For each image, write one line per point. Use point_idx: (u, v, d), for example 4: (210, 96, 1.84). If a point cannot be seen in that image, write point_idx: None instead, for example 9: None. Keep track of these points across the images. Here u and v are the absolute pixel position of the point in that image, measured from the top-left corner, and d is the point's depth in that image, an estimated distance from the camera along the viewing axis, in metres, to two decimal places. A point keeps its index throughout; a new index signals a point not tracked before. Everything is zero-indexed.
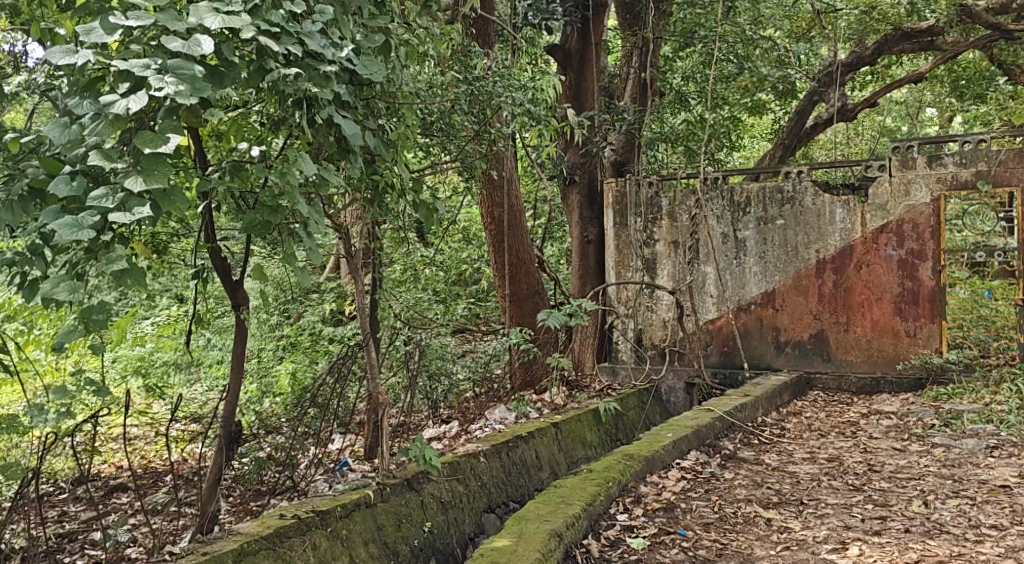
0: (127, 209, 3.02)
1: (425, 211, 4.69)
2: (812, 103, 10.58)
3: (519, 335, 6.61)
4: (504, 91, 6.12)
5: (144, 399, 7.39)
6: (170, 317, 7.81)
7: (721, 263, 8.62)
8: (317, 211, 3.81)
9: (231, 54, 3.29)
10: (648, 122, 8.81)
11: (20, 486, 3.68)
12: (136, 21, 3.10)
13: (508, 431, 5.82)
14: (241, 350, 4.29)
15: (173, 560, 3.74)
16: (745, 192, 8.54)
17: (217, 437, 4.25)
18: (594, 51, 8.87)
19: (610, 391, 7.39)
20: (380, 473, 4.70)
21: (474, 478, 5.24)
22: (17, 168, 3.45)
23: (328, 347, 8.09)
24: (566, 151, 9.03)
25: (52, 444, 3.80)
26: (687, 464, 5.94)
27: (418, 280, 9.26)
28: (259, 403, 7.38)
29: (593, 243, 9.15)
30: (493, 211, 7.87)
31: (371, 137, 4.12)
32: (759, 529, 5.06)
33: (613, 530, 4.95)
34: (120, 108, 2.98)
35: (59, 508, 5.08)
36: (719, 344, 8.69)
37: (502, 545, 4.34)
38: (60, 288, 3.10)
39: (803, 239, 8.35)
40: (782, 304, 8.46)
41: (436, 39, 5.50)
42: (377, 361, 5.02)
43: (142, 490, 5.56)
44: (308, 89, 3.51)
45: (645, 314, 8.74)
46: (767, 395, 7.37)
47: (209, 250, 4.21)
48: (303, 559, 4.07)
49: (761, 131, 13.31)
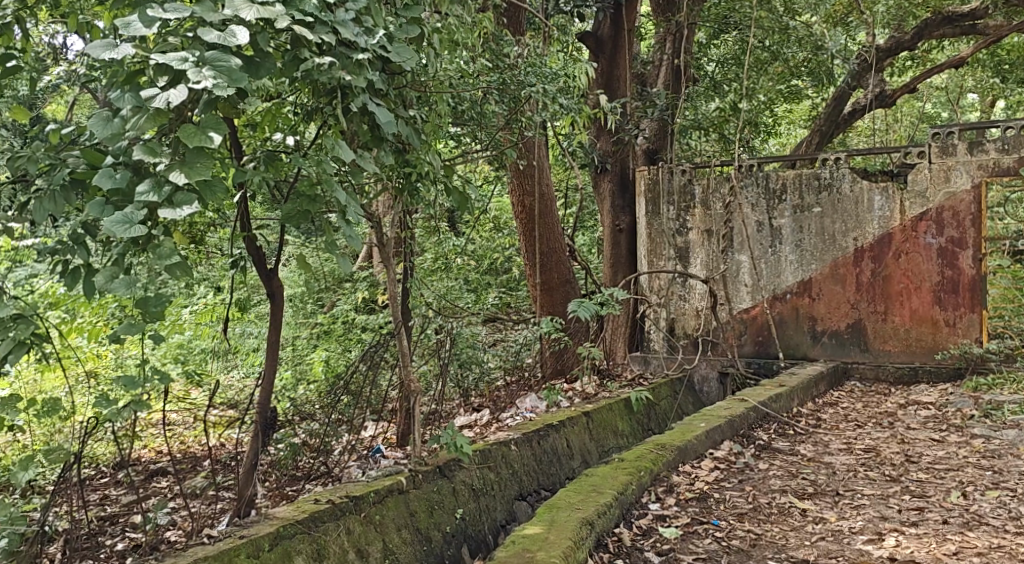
0: (174, 204, 3.03)
1: (458, 199, 4.69)
2: (850, 89, 10.38)
3: (550, 325, 6.58)
4: (536, 81, 6.05)
5: (182, 386, 7.45)
6: (208, 304, 7.87)
7: (756, 252, 8.48)
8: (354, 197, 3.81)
9: (266, 44, 3.29)
10: (681, 109, 8.72)
11: (62, 469, 3.70)
12: (173, 14, 3.11)
13: (539, 419, 5.80)
14: (277, 338, 4.31)
15: (212, 543, 3.77)
16: (781, 179, 8.40)
17: (254, 423, 4.26)
18: (626, 38, 8.77)
19: (642, 380, 7.35)
20: (412, 460, 4.71)
21: (505, 466, 5.23)
22: (57, 158, 3.50)
23: (362, 335, 8.09)
24: (598, 139, 8.88)
25: (93, 428, 3.83)
26: (720, 454, 5.91)
27: (450, 270, 9.27)
28: (295, 390, 7.43)
29: (625, 232, 9.02)
30: (524, 199, 7.83)
31: (404, 125, 4.12)
32: (793, 520, 5.01)
33: (646, 519, 4.94)
34: (161, 103, 3.01)
35: (101, 492, 5.15)
36: (754, 333, 8.55)
37: (534, 533, 4.33)
38: (115, 282, 3.14)
39: (841, 227, 8.22)
40: (819, 293, 8.35)
41: (467, 27, 5.46)
42: (409, 349, 5.01)
43: (182, 474, 5.61)
44: (342, 78, 3.53)
45: (677, 303, 8.66)
46: (802, 385, 7.28)
47: (245, 239, 4.24)
48: (337, 544, 4.09)
49: (798, 118, 13.16)
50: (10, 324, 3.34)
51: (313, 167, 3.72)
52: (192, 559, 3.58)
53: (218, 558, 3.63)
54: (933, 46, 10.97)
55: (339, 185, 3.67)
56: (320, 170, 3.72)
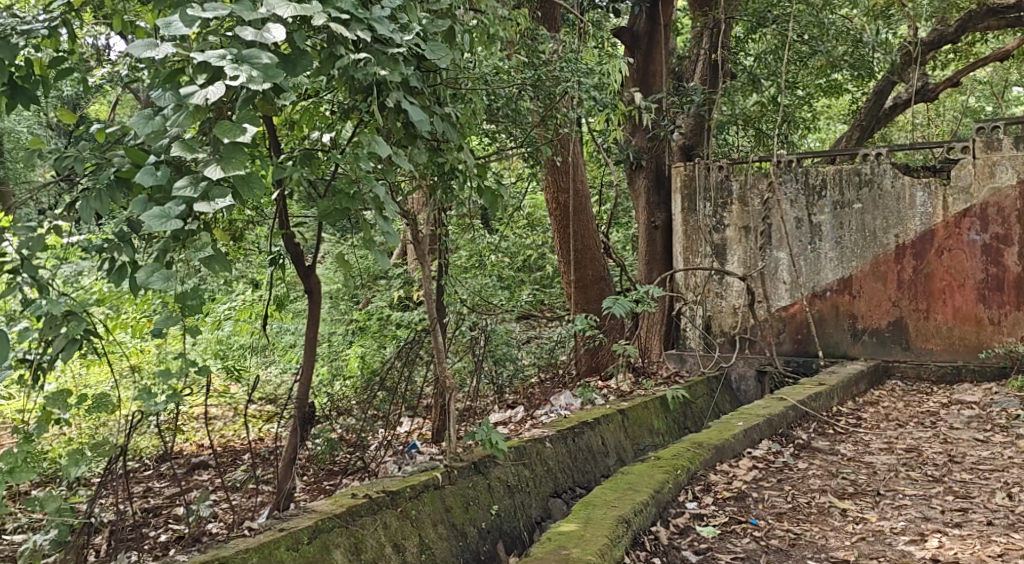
0: (210, 199, 3.05)
1: (491, 197, 4.67)
2: (891, 84, 10.21)
3: (584, 322, 6.55)
4: (572, 76, 6.03)
5: (221, 381, 7.51)
6: (246, 301, 7.91)
7: (795, 249, 8.37)
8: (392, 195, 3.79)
9: (303, 41, 3.30)
10: (717, 105, 8.65)
11: (108, 462, 3.73)
12: (212, 13, 3.12)
13: (575, 417, 5.78)
14: (315, 333, 4.35)
15: (252, 535, 3.79)
16: (821, 175, 8.29)
17: (293, 417, 4.29)
18: (663, 33, 8.70)
19: (677, 379, 7.31)
20: (448, 456, 4.71)
21: (540, 463, 5.22)
22: (104, 157, 3.55)
23: (396, 332, 8.12)
24: (633, 136, 9.03)
25: (139, 422, 3.86)
26: (758, 453, 5.84)
27: (484, 267, 9.28)
28: (331, 386, 7.47)
29: (661, 228, 8.98)
30: (559, 196, 7.80)
31: (440, 121, 4.11)
32: (833, 520, 4.94)
33: (683, 518, 4.90)
34: (199, 99, 3.01)
35: (145, 484, 5.21)
36: (793, 331, 8.45)
37: (571, 530, 4.32)
38: (154, 277, 3.16)
39: (882, 224, 8.09)
40: (859, 291, 8.23)
41: (502, 23, 5.43)
42: (444, 345, 5.01)
43: (222, 467, 5.66)
44: (377, 74, 3.53)
45: (714, 301, 8.57)
46: (842, 384, 7.19)
47: (284, 236, 4.30)
48: (374, 538, 4.11)
49: (837, 113, 12.97)
50: (60, 321, 3.39)
51: (349, 164, 3.73)
52: (233, 551, 3.61)
53: (258, 551, 3.65)
54: (977, 39, 10.76)
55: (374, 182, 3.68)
56: (356, 167, 3.72)
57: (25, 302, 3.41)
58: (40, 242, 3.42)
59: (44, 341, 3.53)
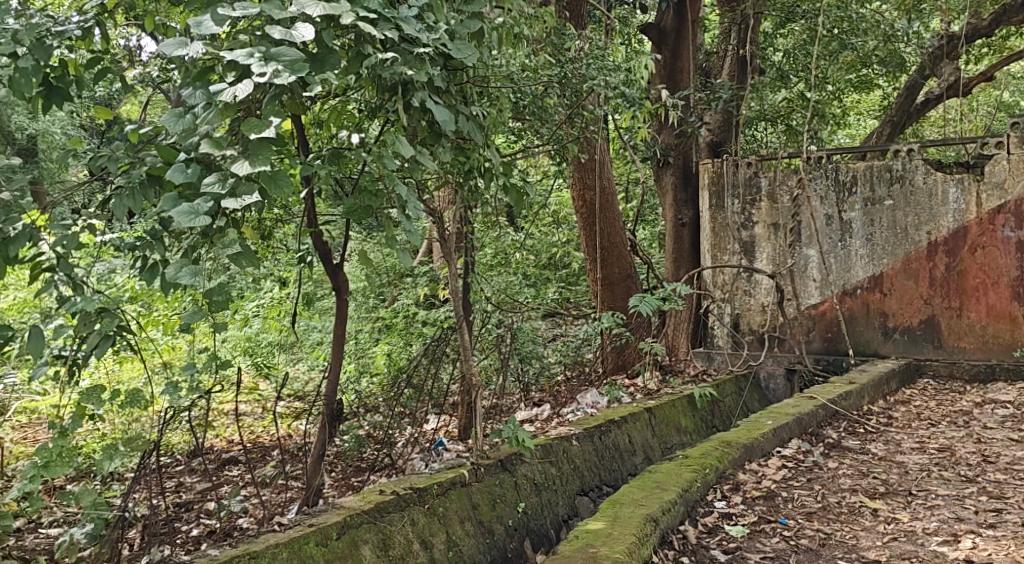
0: (237, 195, 3.07)
1: (516, 195, 4.66)
2: (923, 78, 10.08)
3: (610, 320, 6.53)
4: (598, 74, 5.99)
5: (250, 378, 7.55)
6: (275, 298, 7.95)
7: (825, 246, 8.25)
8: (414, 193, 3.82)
9: (331, 40, 3.29)
10: (745, 102, 8.58)
11: (141, 456, 3.75)
12: (242, 12, 3.14)
13: (601, 415, 5.76)
14: (343, 330, 4.36)
15: (281, 530, 3.81)
16: (851, 171, 8.17)
17: (321, 414, 4.31)
18: (690, 29, 8.63)
19: (705, 377, 7.26)
20: (474, 454, 4.71)
21: (567, 461, 5.20)
22: (138, 157, 3.58)
23: (423, 330, 8.13)
24: (660, 133, 8.89)
25: (172, 418, 3.89)
26: (788, 452, 5.79)
27: (509, 264, 9.28)
28: (358, 383, 7.49)
29: (688, 226, 8.91)
30: (585, 194, 7.76)
31: (466, 121, 4.10)
32: (864, 520, 4.89)
33: (711, 517, 4.88)
34: (227, 96, 3.03)
35: (176, 479, 5.25)
36: (823, 330, 8.34)
37: (598, 528, 4.30)
38: (182, 272, 3.19)
39: (913, 220, 7.99)
40: (890, 289, 8.14)
41: (528, 20, 5.41)
42: (471, 343, 5.01)
43: (252, 463, 5.69)
44: (404, 74, 3.53)
45: (742, 299, 8.47)
46: (873, 383, 7.11)
47: (311, 234, 4.32)
48: (402, 535, 4.11)
49: (868, 108, 12.83)
50: (94, 317, 3.41)
51: (375, 163, 3.74)
52: (265, 546, 3.63)
53: (288, 546, 3.67)
54: (1012, 33, 10.59)
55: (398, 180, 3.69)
56: (382, 166, 3.72)
57: (60, 299, 3.44)
58: (75, 240, 3.45)
59: (78, 337, 3.56)
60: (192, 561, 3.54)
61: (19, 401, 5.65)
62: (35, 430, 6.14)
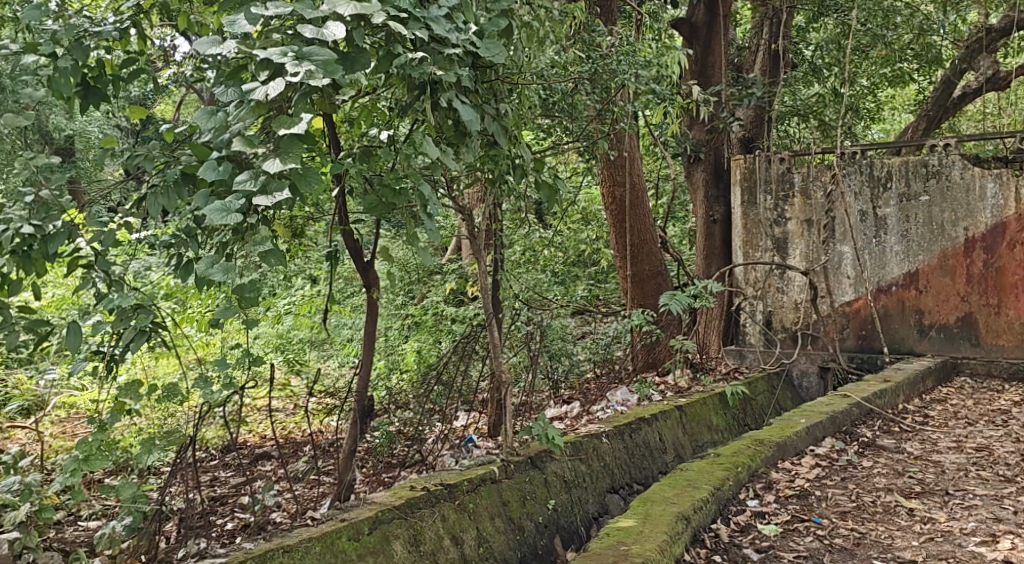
0: (268, 192, 3.07)
1: (547, 191, 4.64)
2: (960, 72, 9.94)
3: (641, 317, 6.50)
4: (629, 69, 5.91)
5: (283, 374, 7.59)
6: (306, 295, 7.99)
7: (859, 242, 8.13)
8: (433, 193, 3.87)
9: (362, 40, 3.28)
10: (778, 97, 8.49)
11: (176, 450, 3.79)
12: (275, 11, 3.15)
13: (631, 413, 5.73)
14: (374, 326, 4.38)
15: (314, 525, 3.84)
16: (886, 167, 8.07)
17: (352, 410, 4.33)
18: (722, 24, 8.55)
19: (737, 375, 7.21)
20: (504, 450, 4.71)
21: (597, 458, 5.17)
22: (173, 156, 3.62)
23: (452, 327, 8.14)
24: (691, 128, 8.80)
25: (206, 412, 3.92)
26: (821, 451, 5.74)
27: (538, 261, 9.26)
28: (389, 380, 7.52)
29: (719, 222, 8.80)
30: (615, 191, 7.71)
31: (492, 121, 4.09)
32: (900, 520, 4.82)
33: (744, 515, 4.84)
34: (259, 95, 3.04)
35: (211, 473, 5.29)
36: (857, 327, 8.20)
37: (628, 526, 4.28)
38: (213, 269, 3.21)
39: (950, 216, 7.92)
40: (926, 285, 8.05)
41: (559, 16, 5.39)
42: (500, 340, 5.00)
43: (284, 458, 5.72)
44: (433, 74, 3.51)
45: (775, 296, 8.37)
46: (909, 381, 7.03)
47: (342, 231, 4.33)
48: (432, 530, 4.11)
49: (903, 103, 12.67)
50: (130, 314, 3.45)
51: (403, 161, 3.81)
52: (298, 540, 3.65)
53: (320, 540, 3.70)
54: None
55: (421, 179, 3.74)
56: (407, 163, 3.79)
57: (97, 296, 3.48)
58: (112, 237, 3.48)
59: (115, 333, 3.59)
60: (227, 554, 3.57)
61: (57, 397, 5.72)
62: (73, 424, 6.21)
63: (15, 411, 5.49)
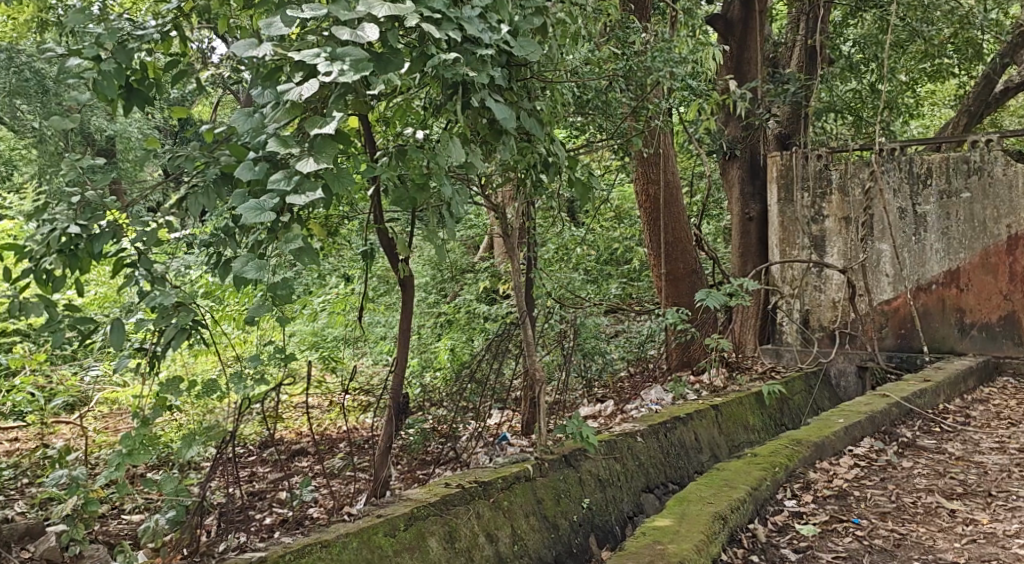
0: (301, 192, 3.09)
1: (581, 188, 4.62)
2: (1002, 67, 9.78)
3: (676, 316, 6.46)
4: (664, 66, 5.88)
5: (319, 372, 7.63)
6: (340, 294, 8.03)
7: (899, 240, 8.03)
8: (463, 193, 3.88)
9: (396, 41, 3.28)
10: (814, 92, 8.40)
11: (218, 444, 3.84)
12: (311, 13, 3.18)
13: (666, 412, 5.70)
14: (408, 325, 4.39)
15: (351, 521, 3.86)
16: (926, 163, 7.96)
17: (388, 407, 4.34)
18: (758, 19, 8.48)
19: (774, 374, 7.14)
20: (538, 448, 4.71)
21: (631, 458, 5.15)
22: (213, 156, 3.63)
23: (485, 325, 8.15)
24: (726, 125, 8.76)
25: (245, 408, 3.96)
26: (860, 451, 5.67)
27: (570, 260, 9.24)
28: (422, 377, 7.54)
29: (755, 220, 8.75)
30: (649, 188, 7.68)
31: (528, 118, 4.07)
32: (941, 520, 4.76)
33: (781, 516, 4.80)
34: (294, 96, 3.06)
35: (249, 468, 5.34)
36: (896, 326, 8.12)
37: (665, 525, 4.26)
38: (248, 266, 3.23)
39: (993, 213, 7.81)
40: (967, 284, 7.96)
41: (595, 12, 5.36)
42: (535, 339, 5.00)
43: (320, 454, 5.75)
44: (465, 74, 3.51)
45: (812, 294, 8.28)
46: (949, 381, 6.93)
47: (377, 230, 4.35)
48: (468, 528, 4.12)
49: (943, 97, 12.51)
50: (171, 312, 3.49)
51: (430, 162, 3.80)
52: (335, 536, 3.68)
53: (357, 535, 3.72)
54: None
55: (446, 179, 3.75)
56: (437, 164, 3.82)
57: (140, 294, 3.53)
58: (154, 236, 3.53)
59: (157, 330, 3.64)
60: (267, 548, 3.60)
61: (101, 392, 5.81)
62: (116, 420, 6.30)
63: (60, 406, 5.60)
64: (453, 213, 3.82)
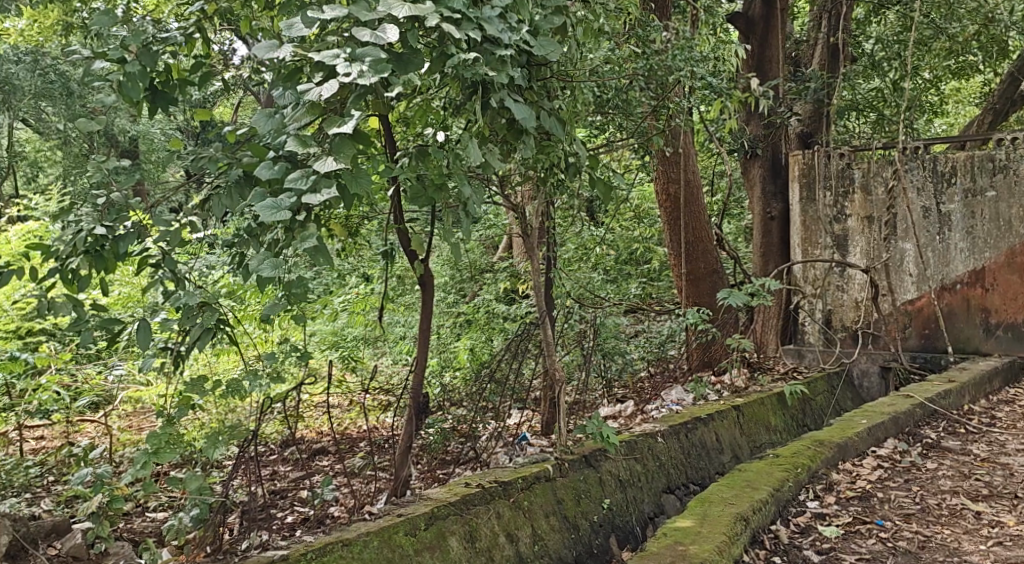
0: (318, 190, 3.10)
1: (602, 188, 4.60)
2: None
3: (696, 315, 6.43)
4: (684, 65, 5.85)
5: (339, 371, 7.65)
6: (360, 294, 8.04)
7: (922, 239, 7.96)
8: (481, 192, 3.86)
9: (416, 42, 3.28)
10: (836, 90, 8.33)
11: (239, 442, 3.85)
12: (332, 13, 3.17)
13: (688, 412, 5.67)
14: (428, 324, 4.39)
15: (372, 519, 3.87)
16: (950, 162, 7.88)
17: (408, 407, 4.34)
18: (779, 17, 8.42)
19: (796, 374, 7.10)
20: (559, 448, 4.70)
21: (653, 458, 5.12)
22: (235, 157, 3.63)
23: (505, 324, 8.14)
24: (748, 123, 8.63)
25: (266, 407, 3.97)
26: (884, 452, 5.62)
27: (590, 259, 9.21)
28: (442, 377, 7.54)
29: (777, 219, 8.65)
30: (670, 187, 7.65)
31: (548, 117, 4.05)
32: (967, 523, 4.71)
33: (804, 517, 4.76)
34: (313, 95, 3.06)
35: (271, 467, 5.35)
36: (920, 326, 8.05)
37: (687, 526, 4.24)
38: (265, 264, 3.24)
39: (1019, 212, 7.70)
40: (993, 284, 7.88)
41: (615, 11, 5.33)
42: (555, 338, 4.98)
43: (341, 454, 5.76)
44: (485, 73, 3.50)
45: (834, 294, 8.21)
46: (973, 381, 6.86)
47: (397, 230, 4.36)
48: (488, 528, 4.11)
49: (967, 95, 12.38)
50: (196, 311, 3.51)
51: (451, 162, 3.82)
52: (356, 534, 3.68)
53: (378, 534, 3.72)
54: None
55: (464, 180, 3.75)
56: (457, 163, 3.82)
57: (165, 294, 3.57)
58: (178, 236, 3.56)
59: (181, 329, 3.66)
60: (288, 547, 3.61)
61: (125, 391, 5.85)
62: (139, 419, 6.34)
63: (84, 404, 5.66)
64: (475, 212, 3.81)
